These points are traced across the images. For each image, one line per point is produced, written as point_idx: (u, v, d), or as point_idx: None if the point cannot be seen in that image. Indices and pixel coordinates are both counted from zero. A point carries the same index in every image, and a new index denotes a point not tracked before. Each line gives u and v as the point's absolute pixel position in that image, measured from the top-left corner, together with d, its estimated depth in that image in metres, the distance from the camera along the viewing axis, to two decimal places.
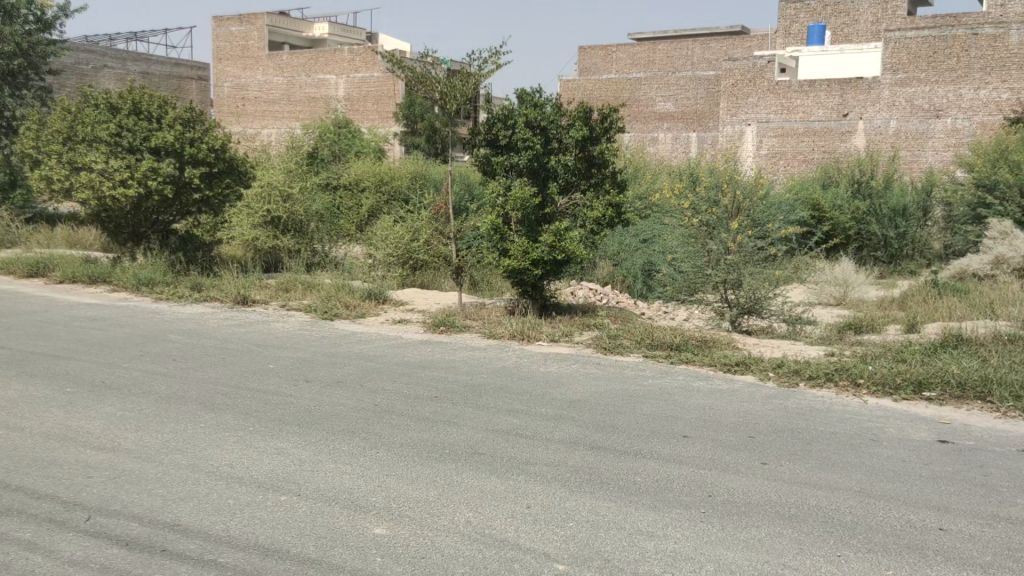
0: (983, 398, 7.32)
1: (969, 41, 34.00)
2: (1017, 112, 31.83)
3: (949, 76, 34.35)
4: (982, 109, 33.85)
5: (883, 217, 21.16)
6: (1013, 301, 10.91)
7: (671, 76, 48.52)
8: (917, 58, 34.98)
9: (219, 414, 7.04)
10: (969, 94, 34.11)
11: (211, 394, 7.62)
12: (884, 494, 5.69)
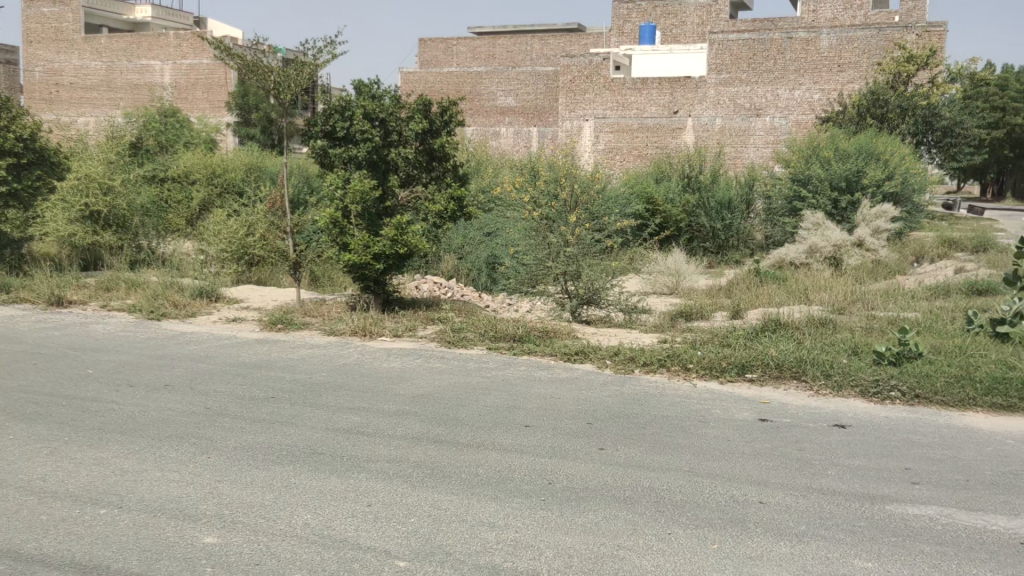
0: (798, 377, 7.88)
1: (784, 44, 36.35)
2: (826, 112, 34.44)
3: (767, 77, 36.52)
4: (797, 108, 36.34)
5: (712, 209, 22.14)
6: (824, 287, 11.80)
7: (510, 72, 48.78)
8: (739, 59, 37.04)
9: (25, 425, 6.48)
10: (784, 95, 36.46)
11: (15, 403, 7.02)
12: (711, 472, 6.01)
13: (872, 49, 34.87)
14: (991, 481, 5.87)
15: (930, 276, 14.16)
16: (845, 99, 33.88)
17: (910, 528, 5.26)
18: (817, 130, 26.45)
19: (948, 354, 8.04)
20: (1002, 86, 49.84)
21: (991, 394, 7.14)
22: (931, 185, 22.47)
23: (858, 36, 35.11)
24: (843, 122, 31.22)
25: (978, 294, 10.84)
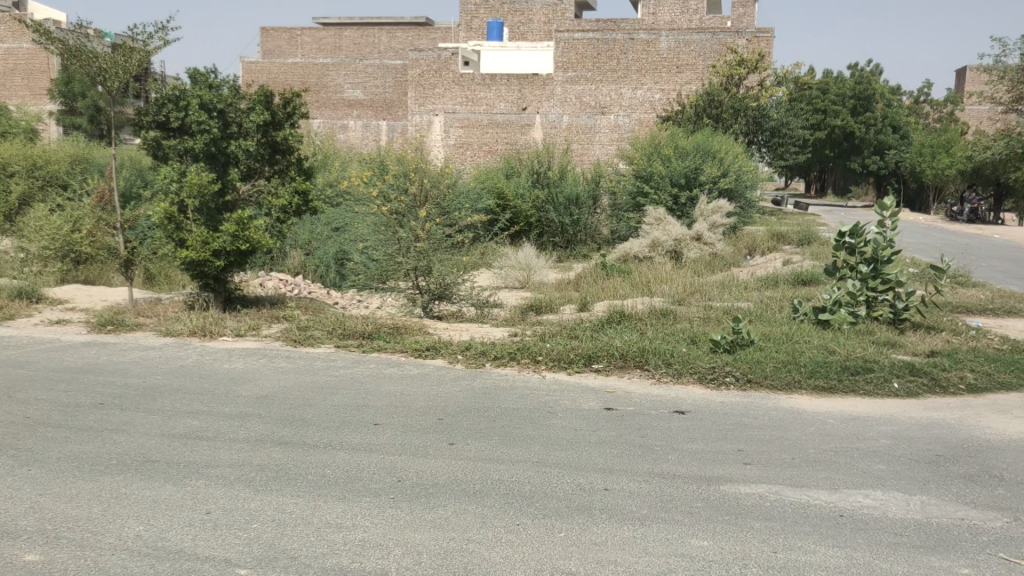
0: (641, 366, 8.17)
1: (626, 45, 38.09)
2: (665, 111, 35.98)
3: (610, 76, 38.03)
4: (639, 108, 38.06)
5: (560, 205, 22.67)
6: (665, 280, 12.31)
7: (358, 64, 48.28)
8: (584, 58, 38.33)
9: None
10: (628, 94, 38.17)
11: None
12: (560, 462, 6.14)
13: (707, 52, 36.97)
14: (814, 457, 6.31)
15: (761, 268, 15.06)
16: (684, 100, 35.53)
17: (743, 506, 5.57)
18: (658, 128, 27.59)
19: (776, 341, 8.58)
20: (822, 89, 53.32)
21: (814, 377, 7.68)
22: (761, 182, 24.04)
23: (694, 40, 37.08)
24: (682, 122, 32.80)
25: (802, 284, 11.63)
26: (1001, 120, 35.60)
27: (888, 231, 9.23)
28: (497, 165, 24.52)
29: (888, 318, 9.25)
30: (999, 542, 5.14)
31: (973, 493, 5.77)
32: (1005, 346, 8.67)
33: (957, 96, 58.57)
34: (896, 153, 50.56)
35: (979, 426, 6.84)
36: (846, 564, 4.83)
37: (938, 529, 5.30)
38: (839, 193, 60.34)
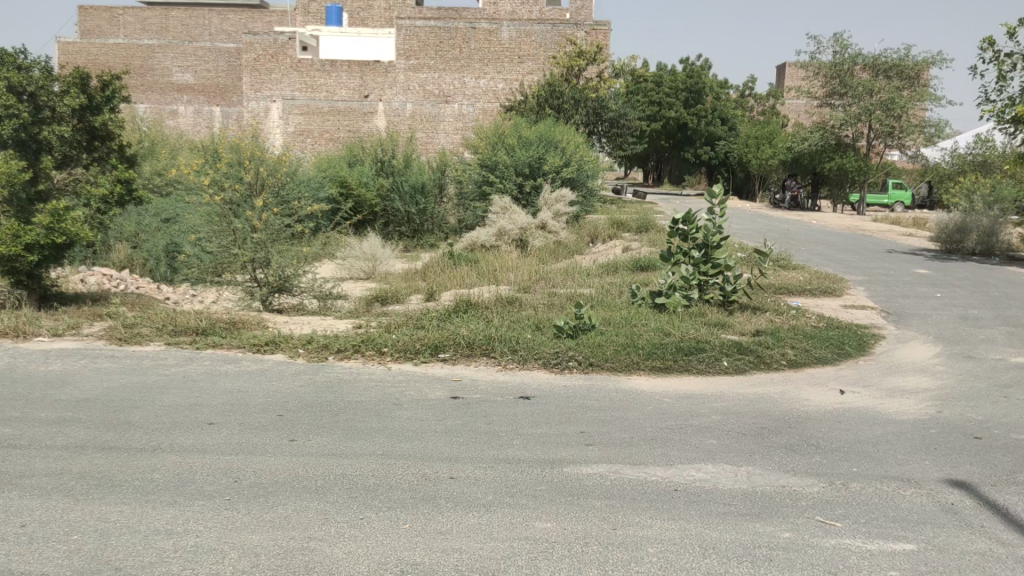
0: (487, 354, 8.23)
1: (468, 35, 38.17)
2: (508, 101, 36.42)
3: (453, 64, 38.07)
4: (483, 96, 38.30)
5: (406, 194, 22.66)
6: (510, 268, 12.46)
7: (188, 46, 46.20)
8: (426, 46, 38.33)
9: None
10: (470, 83, 38.26)
11: None
12: (405, 453, 6.08)
13: (547, 43, 37.88)
14: (652, 436, 6.57)
15: (603, 255, 15.54)
16: (526, 90, 36.07)
17: (584, 487, 5.71)
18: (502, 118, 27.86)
19: (616, 325, 8.87)
20: (657, 82, 55.49)
21: (651, 358, 8.00)
22: (602, 172, 24.78)
23: (535, 30, 37.89)
24: (524, 112, 33.34)
25: (641, 270, 12.09)
26: (817, 114, 38.32)
27: (718, 218, 9.73)
28: (340, 155, 24.05)
29: (718, 300, 9.75)
30: (816, 505, 5.54)
31: (793, 462, 6.18)
32: (820, 323, 9.35)
33: (779, 92, 62.29)
34: (726, 144, 53.28)
35: (799, 399, 7.33)
36: (680, 536, 5.06)
37: (763, 497, 5.64)
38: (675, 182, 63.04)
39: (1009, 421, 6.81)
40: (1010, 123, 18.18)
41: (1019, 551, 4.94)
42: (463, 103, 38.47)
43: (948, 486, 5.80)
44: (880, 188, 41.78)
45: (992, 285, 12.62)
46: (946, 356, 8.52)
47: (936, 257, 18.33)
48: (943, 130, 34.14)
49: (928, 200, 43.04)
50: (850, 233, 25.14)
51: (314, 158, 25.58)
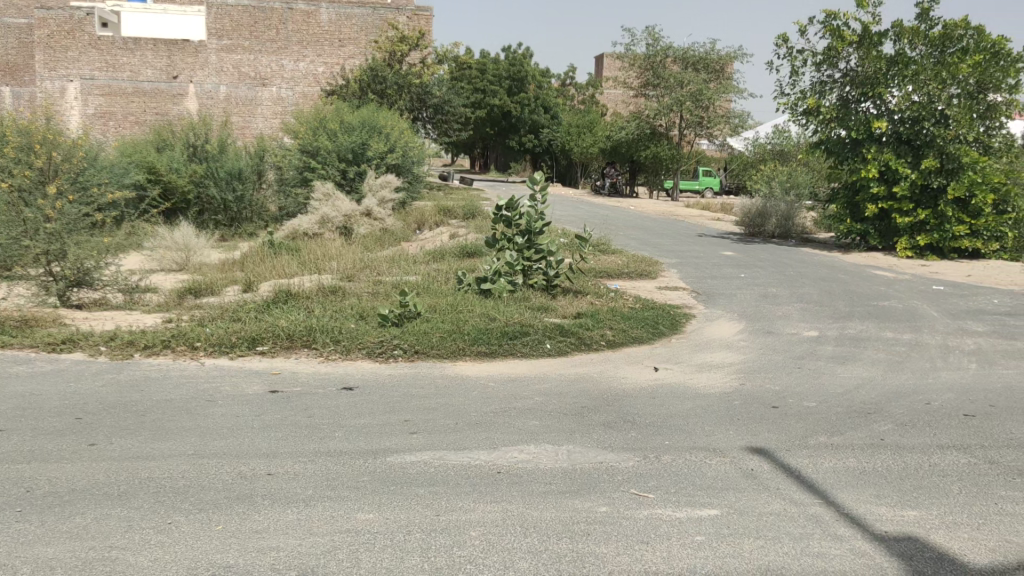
0: (308, 346, 8.03)
1: (284, 16, 38.88)
2: (329, 85, 35.67)
3: (269, 47, 38.88)
4: (302, 80, 39.29)
5: (221, 179, 21.61)
6: (333, 256, 12.21)
7: None
8: (239, 26, 38.73)
9: None
10: (289, 66, 39.18)
11: None
12: (217, 452, 5.82)
13: (368, 28, 39.06)
14: (476, 420, 6.62)
15: (429, 242, 15.52)
16: (347, 75, 35.50)
17: (406, 475, 5.68)
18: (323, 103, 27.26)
19: (441, 312, 8.88)
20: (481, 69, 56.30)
21: (477, 344, 8.08)
22: (428, 158, 24.84)
23: (355, 14, 38.90)
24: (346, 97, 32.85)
25: (467, 256, 12.17)
26: (633, 104, 40.08)
27: (540, 203, 9.95)
28: (151, 138, 22.69)
29: (542, 285, 9.97)
30: (631, 479, 5.77)
31: (609, 438, 6.42)
32: (637, 305, 9.78)
33: (598, 81, 64.69)
34: (549, 132, 55.01)
35: (616, 377, 7.63)
36: (502, 518, 5.13)
37: (581, 474, 5.83)
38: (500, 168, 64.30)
39: (802, 390, 7.40)
40: (801, 115, 19.77)
41: (809, 509, 5.37)
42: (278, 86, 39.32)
43: (749, 453, 6.22)
44: (691, 175, 45.09)
45: (787, 265, 13.65)
46: (748, 332, 9.13)
47: (740, 240, 19.63)
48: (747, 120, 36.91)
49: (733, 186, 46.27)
50: (665, 218, 26.51)
51: (120, 142, 23.92)
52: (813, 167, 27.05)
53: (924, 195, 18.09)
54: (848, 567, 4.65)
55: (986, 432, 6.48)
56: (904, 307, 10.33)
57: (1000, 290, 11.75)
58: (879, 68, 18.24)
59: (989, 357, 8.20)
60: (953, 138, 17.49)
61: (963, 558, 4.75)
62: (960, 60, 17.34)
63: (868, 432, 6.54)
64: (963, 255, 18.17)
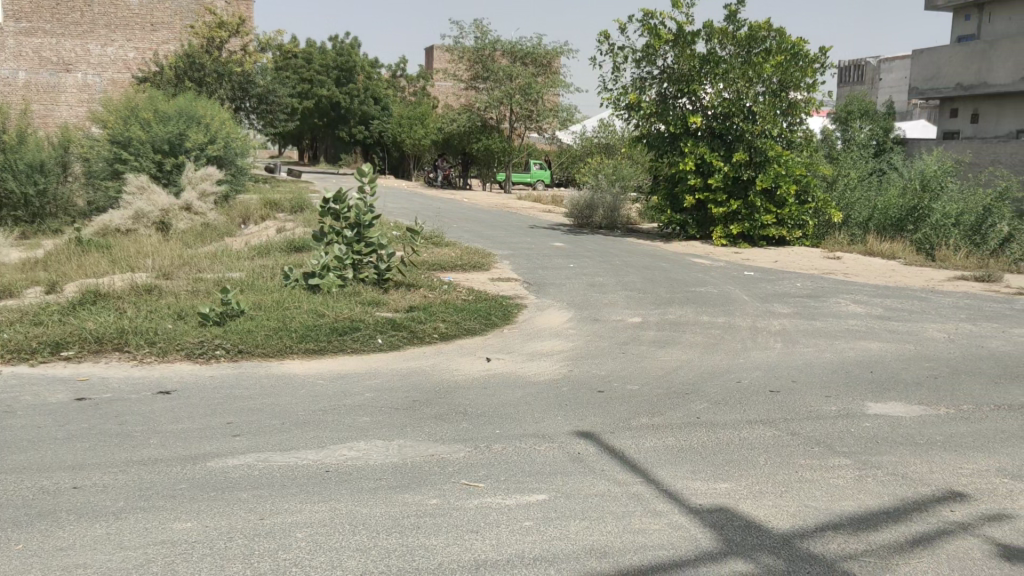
0: (120, 349, 7.56)
1: None
2: (142, 72, 33.64)
3: (73, 30, 36.93)
4: (111, 66, 37.60)
5: (20, 172, 19.99)
6: (149, 253, 11.56)
7: None
8: (39, 8, 36.58)
9: None
10: (96, 51, 37.41)
11: None
12: (14, 467, 5.36)
13: (183, 12, 37.65)
14: (304, 420, 6.46)
15: (255, 237, 15.03)
16: (161, 61, 33.60)
17: (229, 480, 5.45)
18: (135, 91, 25.93)
19: (266, 309, 8.60)
20: (306, 58, 54.96)
21: (304, 341, 7.89)
22: (252, 149, 24.06)
23: None
24: (161, 84, 31.28)
25: (295, 251, 11.85)
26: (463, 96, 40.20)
27: (368, 196, 9.83)
28: None
29: (373, 278, 9.88)
30: (461, 469, 5.81)
31: (441, 431, 6.43)
32: (470, 297, 9.86)
33: (427, 73, 64.53)
34: (378, 123, 54.07)
35: (448, 369, 7.66)
36: (329, 517, 5.02)
37: (411, 468, 5.80)
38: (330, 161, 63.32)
39: (625, 374, 7.72)
40: (623, 110, 20.48)
41: (630, 488, 5.60)
42: (83, 72, 37.42)
43: (575, 437, 6.41)
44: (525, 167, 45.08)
45: (611, 255, 14.16)
46: (576, 321, 9.41)
47: (569, 231, 20.20)
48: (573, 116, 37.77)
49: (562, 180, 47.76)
50: (499, 210, 26.88)
51: None
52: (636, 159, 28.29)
53: (736, 186, 19.31)
54: (666, 541, 4.87)
55: (788, 406, 7.00)
56: (718, 292, 10.98)
57: (801, 274, 12.72)
58: (693, 66, 19.19)
59: (792, 336, 8.87)
60: (760, 133, 18.83)
61: (767, 524, 5.10)
62: (764, 60, 18.61)
63: (685, 411, 6.90)
64: (771, 243, 19.57)
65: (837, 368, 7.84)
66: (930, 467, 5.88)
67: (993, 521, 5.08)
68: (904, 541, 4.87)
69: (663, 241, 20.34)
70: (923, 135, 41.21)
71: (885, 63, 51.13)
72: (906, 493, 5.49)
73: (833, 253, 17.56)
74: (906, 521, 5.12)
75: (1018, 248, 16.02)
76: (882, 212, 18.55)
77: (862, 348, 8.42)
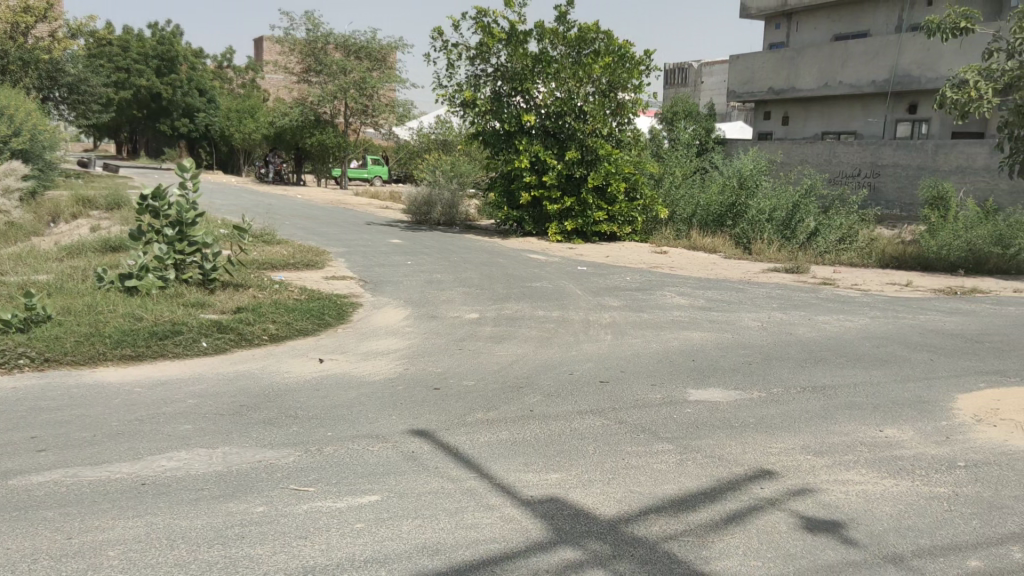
0: None
1: None
2: None
3: None
4: None
5: None
6: None
7: None
8: None
9: None
10: None
11: None
12: None
13: None
14: (118, 430, 6.08)
15: (67, 236, 14.04)
16: None
17: (33, 498, 5.04)
18: None
19: (77, 314, 8.04)
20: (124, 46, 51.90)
21: (119, 347, 7.43)
22: (62, 143, 22.47)
23: None
24: None
25: (111, 251, 11.14)
26: (295, 90, 39.35)
27: (191, 192, 9.40)
28: None
29: (198, 279, 9.46)
30: (290, 475, 5.64)
31: (269, 435, 6.23)
32: (302, 296, 9.61)
33: (257, 65, 63.39)
34: (205, 117, 53.25)
35: (278, 371, 7.44)
36: (144, 532, 4.74)
37: (237, 475, 5.58)
38: (153, 155, 60.34)
39: (461, 370, 7.75)
40: (458, 107, 20.58)
41: (464, 484, 5.63)
42: None
43: (410, 435, 6.38)
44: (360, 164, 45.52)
45: (449, 251, 14.23)
46: (412, 318, 9.38)
47: (407, 228, 20.07)
48: (408, 112, 37.65)
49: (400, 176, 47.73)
50: (335, 207, 26.35)
51: None
52: (471, 154, 28.61)
53: (569, 184, 19.94)
54: (498, 534, 4.93)
55: (618, 395, 7.26)
56: (553, 287, 11.24)
57: (630, 269, 13.24)
58: (525, 64, 19.49)
59: (622, 328, 9.20)
60: (591, 131, 19.52)
61: (595, 511, 5.26)
62: (593, 61, 19.19)
63: (519, 405, 7.01)
64: (603, 239, 20.33)
65: (663, 358, 8.21)
66: (743, 448, 6.25)
67: (797, 495, 5.47)
68: (720, 519, 5.15)
69: (501, 237, 20.66)
70: (738, 135, 43.77)
71: (706, 66, 54.01)
72: (723, 474, 5.82)
73: (660, 248, 18.45)
74: (721, 499, 5.42)
75: (824, 242, 17.38)
76: (705, 209, 19.60)
77: (685, 338, 8.86)
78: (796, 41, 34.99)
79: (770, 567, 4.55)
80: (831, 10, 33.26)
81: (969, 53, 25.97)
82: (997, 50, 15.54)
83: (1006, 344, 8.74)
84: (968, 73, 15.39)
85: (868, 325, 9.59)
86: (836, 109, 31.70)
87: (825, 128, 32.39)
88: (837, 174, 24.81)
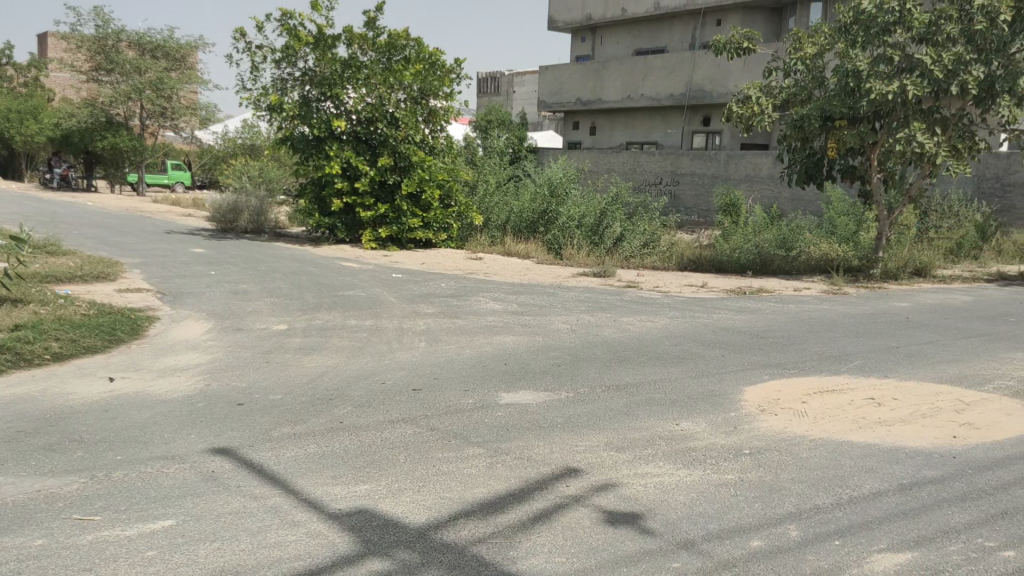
0: None
1: None
2: None
3: None
4: None
5: None
6: None
7: None
8: None
9: None
10: None
11: None
12: None
13: None
14: None
15: None
16: None
17: None
18: None
19: None
20: None
21: None
22: None
23: None
24: None
25: None
26: (83, 90, 36.67)
27: None
28: None
29: None
30: (74, 504, 5.20)
31: (50, 462, 5.72)
32: (92, 311, 8.94)
33: (39, 62, 58.48)
34: None
35: (61, 393, 6.87)
36: None
37: (12, 508, 5.08)
38: None
39: (268, 383, 7.47)
40: (264, 111, 19.82)
41: (267, 501, 5.41)
42: None
43: (208, 454, 6.05)
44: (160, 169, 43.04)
45: (256, 261, 13.71)
46: (216, 331, 8.95)
47: (211, 237, 19.16)
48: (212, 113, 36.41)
49: (206, 182, 45.63)
50: (132, 215, 24.72)
51: None
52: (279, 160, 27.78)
53: (383, 190, 19.93)
54: (303, 550, 4.77)
55: (430, 402, 7.24)
56: (367, 295, 11.09)
57: (443, 275, 13.30)
58: (334, 69, 19.14)
59: (436, 335, 9.21)
60: (402, 138, 19.63)
61: (405, 520, 5.20)
62: (404, 68, 19.27)
63: (327, 417, 6.84)
64: (419, 246, 20.37)
65: (476, 363, 8.29)
66: (551, 448, 6.41)
67: (599, 491, 5.66)
68: (526, 519, 5.24)
69: (313, 245, 20.16)
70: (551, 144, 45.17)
71: (517, 76, 55.32)
72: (530, 475, 5.93)
73: (474, 254, 18.77)
74: (529, 500, 5.52)
75: (630, 246, 18.28)
76: (518, 215, 20.14)
77: (498, 342, 8.99)
78: (601, 55, 36.68)
79: (573, 562, 4.67)
80: (633, 27, 35.06)
81: (753, 71, 28.16)
82: (774, 69, 16.88)
83: (788, 338, 9.51)
84: (750, 90, 16.68)
85: (668, 324, 10.13)
86: (641, 120, 33.42)
87: (630, 138, 34.08)
88: (641, 182, 26.13)
